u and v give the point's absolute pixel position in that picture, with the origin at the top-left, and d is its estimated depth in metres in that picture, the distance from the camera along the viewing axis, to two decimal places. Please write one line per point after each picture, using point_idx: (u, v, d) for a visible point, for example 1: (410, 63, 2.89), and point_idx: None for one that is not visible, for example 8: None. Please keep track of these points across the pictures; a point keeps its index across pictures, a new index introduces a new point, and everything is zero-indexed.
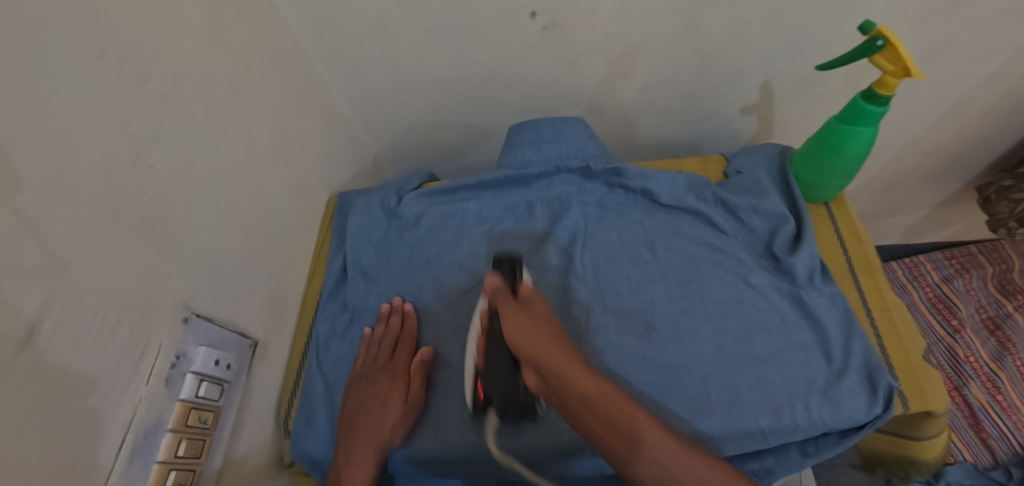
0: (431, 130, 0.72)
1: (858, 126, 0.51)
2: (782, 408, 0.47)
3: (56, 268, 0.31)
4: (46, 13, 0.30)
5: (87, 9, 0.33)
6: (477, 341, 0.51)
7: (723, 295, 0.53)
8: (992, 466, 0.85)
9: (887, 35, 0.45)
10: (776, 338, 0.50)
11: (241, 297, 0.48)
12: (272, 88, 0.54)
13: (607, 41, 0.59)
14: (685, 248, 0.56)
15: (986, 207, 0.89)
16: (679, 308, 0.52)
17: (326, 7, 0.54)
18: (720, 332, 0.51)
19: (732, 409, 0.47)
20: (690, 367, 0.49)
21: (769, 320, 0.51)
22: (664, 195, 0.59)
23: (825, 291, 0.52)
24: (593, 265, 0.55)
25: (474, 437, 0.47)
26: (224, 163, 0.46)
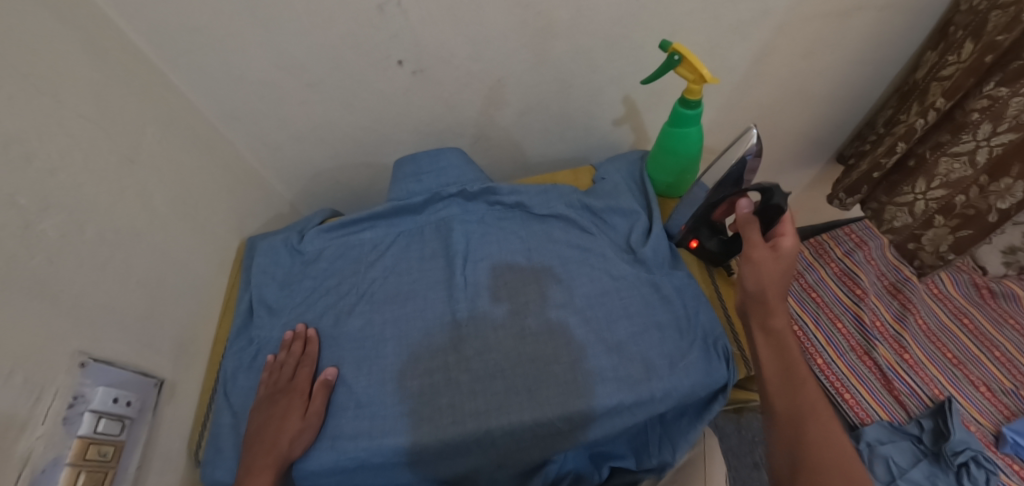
0: (335, 172, 0.79)
1: (683, 128, 0.58)
2: (640, 382, 0.52)
3: None
4: None
5: None
6: (370, 358, 0.56)
7: (590, 290, 0.58)
8: (907, 420, 0.90)
9: (681, 51, 0.53)
10: (635, 321, 0.56)
11: (142, 343, 0.53)
12: (168, 152, 0.60)
13: (472, 78, 0.66)
14: (556, 252, 0.62)
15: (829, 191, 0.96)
16: (551, 305, 0.57)
17: (214, 74, 0.62)
18: (587, 322, 0.56)
19: (595, 389, 0.51)
20: (558, 356, 0.54)
21: (630, 306, 0.57)
22: (537, 206, 0.65)
23: (678, 274, 0.59)
24: (474, 275, 0.60)
25: (367, 443, 0.51)
26: (116, 224, 0.52)
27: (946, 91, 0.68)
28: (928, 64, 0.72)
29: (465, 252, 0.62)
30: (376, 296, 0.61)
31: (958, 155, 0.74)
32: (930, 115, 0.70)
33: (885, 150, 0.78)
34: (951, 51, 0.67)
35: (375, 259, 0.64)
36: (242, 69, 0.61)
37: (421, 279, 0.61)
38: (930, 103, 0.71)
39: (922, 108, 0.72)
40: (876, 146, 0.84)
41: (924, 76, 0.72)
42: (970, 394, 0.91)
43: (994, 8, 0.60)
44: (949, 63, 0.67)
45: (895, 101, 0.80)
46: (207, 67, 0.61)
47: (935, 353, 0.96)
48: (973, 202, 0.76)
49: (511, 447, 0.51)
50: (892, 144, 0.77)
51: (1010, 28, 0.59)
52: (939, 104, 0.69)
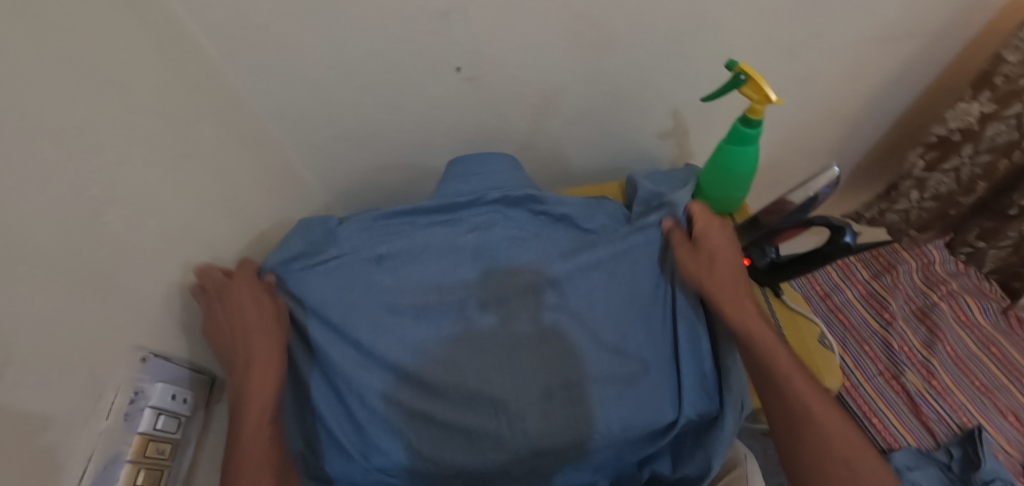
0: (376, 173, 0.79)
1: (740, 146, 0.59)
2: (660, 402, 0.55)
3: (12, 318, 0.35)
4: (22, 91, 0.37)
5: (46, 94, 0.39)
6: (399, 360, 0.55)
7: (621, 295, 0.58)
8: (935, 447, 0.90)
9: (748, 71, 0.53)
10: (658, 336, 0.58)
11: (195, 340, 0.53)
12: (221, 147, 0.60)
13: (524, 88, 0.67)
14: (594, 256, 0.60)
15: (873, 224, 1.00)
16: (585, 309, 0.57)
17: (271, 73, 0.62)
18: (617, 333, 0.56)
19: (619, 404, 0.53)
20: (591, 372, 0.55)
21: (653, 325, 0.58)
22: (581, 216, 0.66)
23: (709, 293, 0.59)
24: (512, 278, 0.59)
25: (429, 452, 0.52)
26: (174, 218, 0.52)
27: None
28: (969, 115, 0.73)
29: (498, 260, 0.60)
30: (413, 291, 0.59)
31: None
32: (1015, 156, 0.74)
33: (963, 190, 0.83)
34: (1012, 99, 0.69)
35: (413, 253, 0.61)
36: (297, 68, 0.61)
37: (460, 276, 0.60)
38: (1006, 144, 0.74)
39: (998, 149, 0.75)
40: (924, 189, 0.87)
41: (974, 122, 0.74)
42: (999, 423, 0.91)
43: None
44: (1014, 107, 0.70)
45: (923, 147, 0.82)
46: (263, 65, 0.61)
47: (964, 381, 0.95)
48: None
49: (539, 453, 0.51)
50: (971, 181, 0.81)
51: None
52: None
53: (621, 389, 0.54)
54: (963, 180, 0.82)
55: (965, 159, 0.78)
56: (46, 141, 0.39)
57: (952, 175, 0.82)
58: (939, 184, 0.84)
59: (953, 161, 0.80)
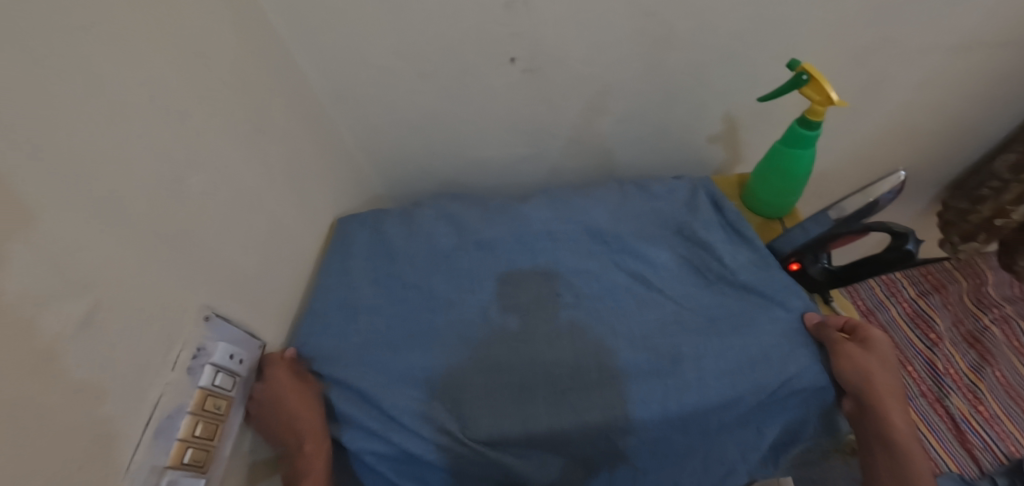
0: (427, 163, 0.80)
1: (799, 148, 0.57)
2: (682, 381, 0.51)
3: (99, 267, 0.37)
4: (121, 59, 0.39)
5: (141, 63, 0.41)
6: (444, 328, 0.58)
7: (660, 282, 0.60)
8: (979, 476, 0.85)
9: (811, 71, 0.52)
10: (691, 321, 0.56)
11: (252, 307, 0.55)
12: (287, 126, 0.62)
13: (581, 82, 0.67)
14: (626, 231, 0.65)
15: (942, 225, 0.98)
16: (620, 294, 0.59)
17: (336, 56, 0.64)
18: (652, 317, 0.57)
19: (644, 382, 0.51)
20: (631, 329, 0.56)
21: (692, 291, 0.59)
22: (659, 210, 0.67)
23: (769, 278, 0.58)
24: (565, 258, 0.63)
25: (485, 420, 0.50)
26: (241, 190, 0.54)
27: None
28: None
29: (546, 245, 0.65)
30: (480, 269, 0.63)
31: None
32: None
33: (1015, 198, 0.79)
34: None
35: (461, 224, 0.68)
36: (363, 52, 0.63)
37: (520, 255, 0.64)
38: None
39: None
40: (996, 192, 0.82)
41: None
42: None
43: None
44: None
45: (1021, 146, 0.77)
46: (329, 49, 0.63)
47: (1014, 408, 0.91)
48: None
49: (573, 402, 0.50)
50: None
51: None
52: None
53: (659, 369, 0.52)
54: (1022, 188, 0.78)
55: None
56: (138, 105, 0.41)
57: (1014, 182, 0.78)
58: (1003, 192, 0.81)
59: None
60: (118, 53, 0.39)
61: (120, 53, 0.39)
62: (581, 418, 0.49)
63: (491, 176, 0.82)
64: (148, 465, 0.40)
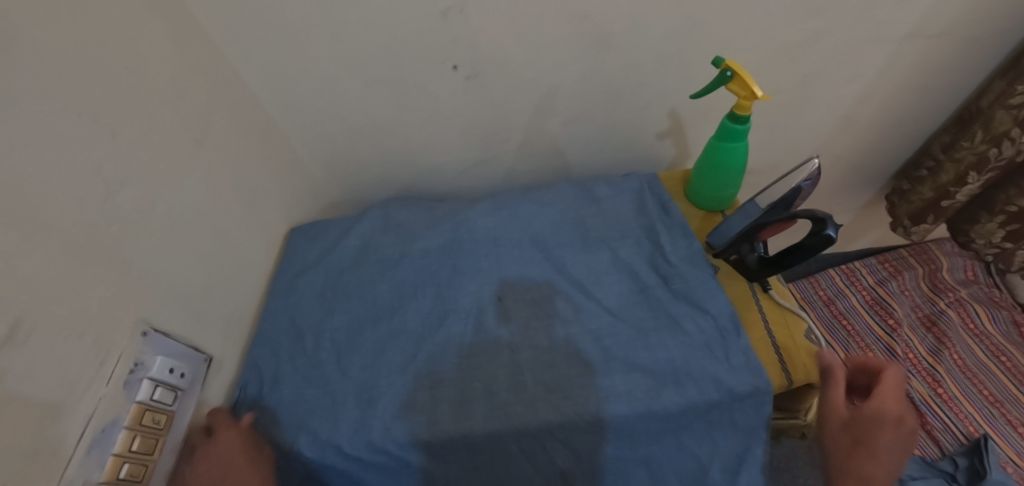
0: (382, 170, 0.81)
1: (731, 143, 0.59)
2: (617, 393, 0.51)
3: (21, 284, 0.37)
4: (47, 76, 0.40)
5: (68, 81, 0.42)
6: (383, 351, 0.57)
7: (604, 289, 0.59)
8: (940, 457, 0.88)
9: (733, 68, 0.54)
10: (630, 331, 0.55)
11: (198, 320, 0.54)
12: (233, 139, 0.63)
13: (525, 86, 0.68)
14: (569, 240, 0.64)
15: (890, 210, 0.99)
16: (563, 303, 0.58)
17: (280, 69, 0.65)
18: (592, 328, 0.56)
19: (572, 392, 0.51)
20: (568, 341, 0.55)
21: (633, 300, 0.58)
22: (605, 214, 0.67)
23: (707, 286, 0.57)
24: (506, 265, 0.62)
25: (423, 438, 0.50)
26: (183, 204, 0.54)
27: (1018, 122, 0.68)
28: (994, 91, 0.71)
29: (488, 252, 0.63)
30: (422, 281, 0.62)
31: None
32: (1004, 146, 0.71)
33: (954, 178, 0.81)
34: None
35: (407, 235, 0.67)
36: (308, 64, 0.64)
37: (459, 263, 0.62)
38: (997, 133, 0.71)
39: (990, 136, 0.73)
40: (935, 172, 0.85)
41: (990, 102, 0.72)
42: (1008, 435, 0.88)
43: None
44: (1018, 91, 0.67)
45: (958, 126, 0.79)
46: (274, 62, 0.64)
47: (972, 390, 0.93)
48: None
49: (506, 415, 0.51)
50: (964, 172, 0.79)
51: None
52: (1013, 134, 0.69)
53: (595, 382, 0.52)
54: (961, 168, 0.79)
55: (966, 145, 0.77)
56: (60, 122, 0.40)
57: (954, 164, 0.80)
58: (945, 173, 0.83)
59: (959, 148, 0.78)
60: (44, 71, 0.39)
61: (45, 72, 0.40)
62: (513, 427, 0.50)
63: (446, 181, 0.83)
64: (81, 479, 0.40)
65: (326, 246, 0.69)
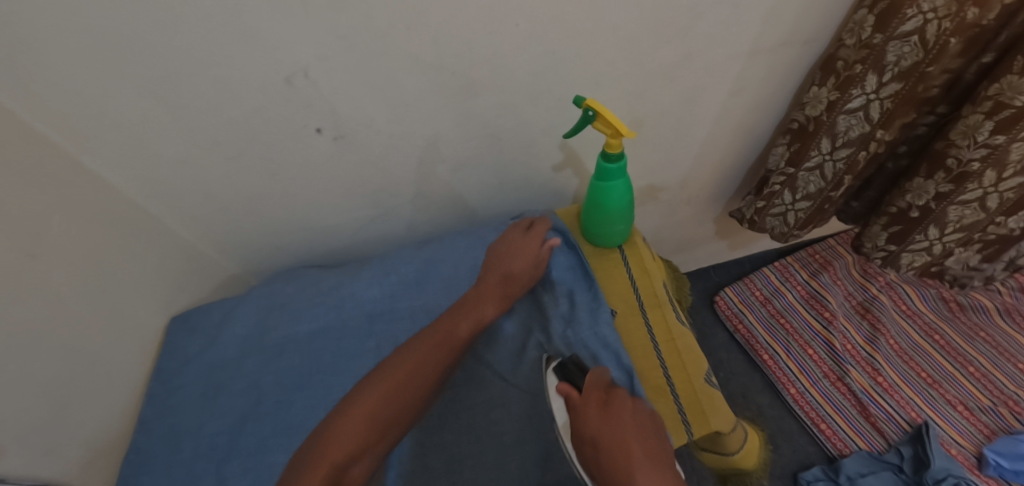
0: (273, 239, 0.77)
1: (608, 181, 0.56)
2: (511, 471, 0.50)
3: None
4: None
5: None
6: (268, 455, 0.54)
7: (496, 355, 0.57)
8: (887, 449, 0.87)
9: (594, 107, 0.52)
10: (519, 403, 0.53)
11: (47, 452, 0.49)
12: (80, 239, 0.57)
13: (400, 140, 0.65)
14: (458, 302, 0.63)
15: (755, 228, 0.93)
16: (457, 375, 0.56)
17: (130, 156, 0.60)
18: (484, 399, 0.54)
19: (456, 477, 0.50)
20: (457, 418, 0.53)
21: (522, 360, 0.56)
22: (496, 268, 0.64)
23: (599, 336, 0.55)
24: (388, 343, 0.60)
25: None
26: (20, 324, 0.49)
27: (875, 122, 0.66)
28: (822, 100, 0.68)
29: (378, 333, 0.62)
30: (310, 367, 0.60)
31: (966, 203, 0.72)
32: (871, 147, 0.69)
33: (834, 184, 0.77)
34: (853, 83, 0.63)
35: (292, 314, 0.64)
36: (158, 147, 0.59)
37: (344, 349, 0.61)
38: (854, 136, 0.69)
39: (848, 141, 0.70)
40: (791, 185, 0.80)
41: (822, 111, 0.69)
42: (948, 415, 0.89)
43: (891, 39, 0.58)
44: (854, 97, 0.65)
45: (788, 137, 0.77)
46: (123, 149, 0.58)
47: (910, 374, 0.93)
48: (935, 214, 0.76)
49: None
50: (836, 177, 0.75)
51: (935, 57, 0.57)
52: (879, 135, 0.67)
53: (490, 464, 0.50)
54: (829, 176, 0.76)
55: (824, 154, 0.73)
56: None
57: (815, 173, 0.76)
58: (807, 183, 0.78)
59: (814, 158, 0.74)
60: None
61: None
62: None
63: (346, 240, 0.80)
64: None
65: (208, 337, 0.64)
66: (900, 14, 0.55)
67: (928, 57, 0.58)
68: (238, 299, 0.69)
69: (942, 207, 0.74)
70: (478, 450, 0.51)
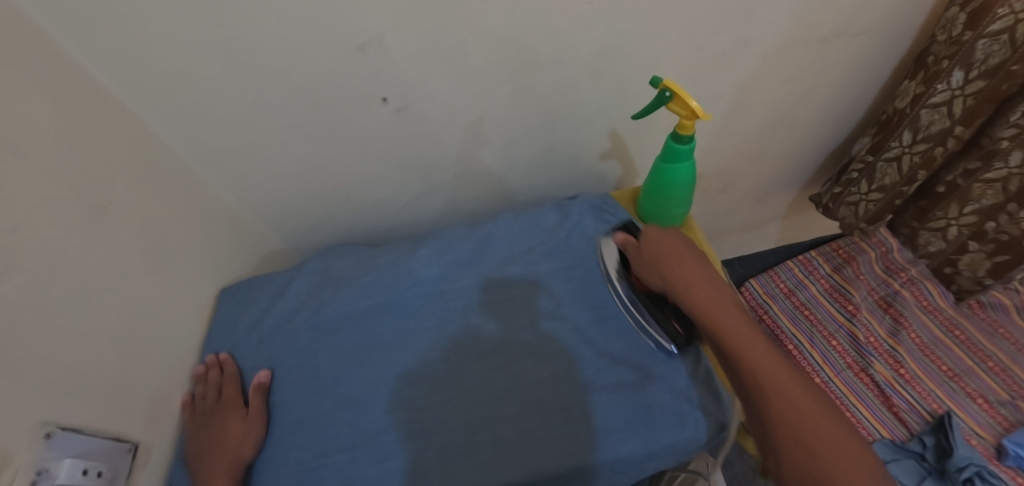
0: (319, 212, 0.77)
1: (675, 163, 0.57)
2: (579, 437, 0.49)
3: None
4: None
5: None
6: (324, 419, 0.53)
7: (560, 325, 0.56)
8: (909, 438, 0.89)
9: (672, 88, 0.52)
10: (585, 371, 0.53)
11: (115, 408, 0.49)
12: (140, 202, 0.57)
13: (457, 114, 0.65)
14: (512, 271, 0.61)
15: (828, 214, 0.99)
16: (523, 345, 0.55)
17: (192, 119, 0.59)
18: (544, 366, 0.54)
19: (525, 442, 0.49)
20: (523, 392, 0.52)
21: (583, 329, 0.56)
22: (553, 238, 0.64)
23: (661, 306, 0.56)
24: (443, 310, 0.59)
25: None
26: (86, 281, 0.48)
27: (955, 118, 0.68)
28: (909, 93, 0.73)
29: (430, 298, 0.60)
30: (359, 335, 0.58)
31: (991, 180, 0.75)
32: (948, 142, 0.71)
33: (907, 179, 0.80)
34: (937, 78, 0.68)
35: (347, 289, 0.61)
36: (221, 111, 0.59)
37: (401, 317, 0.59)
38: (935, 131, 0.71)
39: (924, 134, 0.73)
40: (867, 174, 0.85)
41: (907, 104, 0.73)
42: (969, 407, 0.91)
43: (981, 37, 0.61)
44: (938, 91, 0.68)
45: (875, 129, 0.82)
46: (185, 113, 0.58)
47: (931, 366, 0.96)
48: (961, 190, 0.80)
49: (462, 478, 0.47)
50: (910, 171, 0.78)
51: (1022, 55, 0.58)
52: (958, 131, 0.69)
53: (558, 426, 0.50)
54: (904, 170, 0.79)
55: (902, 146, 0.77)
56: None
57: (892, 164, 0.80)
58: (884, 174, 0.82)
59: (893, 148, 0.79)
60: None
61: None
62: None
63: (391, 216, 0.80)
64: None
65: (252, 311, 0.63)
66: (991, 13, 0.59)
67: (1014, 56, 0.58)
68: (289, 270, 0.68)
69: (968, 184, 0.78)
70: (547, 423, 0.50)
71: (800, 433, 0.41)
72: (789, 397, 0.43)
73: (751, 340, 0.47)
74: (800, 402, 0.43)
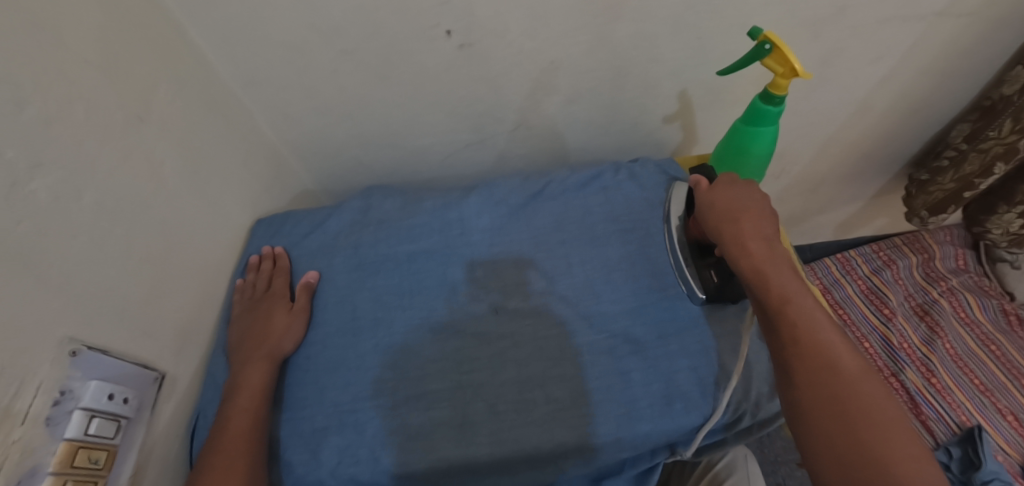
0: (359, 153, 0.72)
1: (759, 126, 0.53)
2: (631, 409, 0.45)
3: None
4: None
5: None
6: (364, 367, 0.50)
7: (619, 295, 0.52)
8: (934, 447, 0.88)
9: (773, 40, 0.47)
10: (644, 343, 0.49)
11: (144, 332, 0.45)
12: (180, 116, 0.52)
13: (523, 58, 0.60)
14: (575, 232, 0.56)
15: (907, 200, 0.93)
16: (580, 308, 0.51)
17: (238, 31, 0.53)
18: (606, 332, 0.49)
19: (580, 409, 0.46)
20: (579, 353, 0.48)
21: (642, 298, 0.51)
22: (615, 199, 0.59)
23: None
24: (495, 264, 0.55)
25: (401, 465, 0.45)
26: (120, 193, 0.44)
27: None
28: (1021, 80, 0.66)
29: (484, 253, 0.56)
30: (406, 283, 0.54)
31: None
32: None
33: (979, 168, 0.75)
34: None
35: (392, 230, 0.58)
36: (271, 26, 0.53)
37: (450, 266, 0.55)
38: None
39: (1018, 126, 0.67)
40: (956, 163, 0.79)
41: (1017, 92, 0.67)
42: (997, 422, 0.89)
43: None
44: None
45: (976, 114, 0.76)
46: (233, 23, 0.52)
47: (963, 379, 0.93)
48: None
49: (513, 438, 0.45)
50: (989, 163, 0.73)
51: None
52: None
53: (618, 392, 0.46)
54: (985, 162, 0.73)
55: (998, 138, 0.70)
56: None
57: (979, 156, 0.74)
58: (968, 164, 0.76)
59: (988, 139, 0.72)
60: None
61: None
62: (522, 451, 0.44)
63: (435, 163, 0.76)
64: None
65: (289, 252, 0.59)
66: None
67: None
68: (326, 209, 0.63)
69: None
70: (607, 387, 0.47)
71: (841, 401, 0.36)
72: (856, 387, 0.37)
73: (821, 326, 0.40)
74: (864, 389, 0.36)
